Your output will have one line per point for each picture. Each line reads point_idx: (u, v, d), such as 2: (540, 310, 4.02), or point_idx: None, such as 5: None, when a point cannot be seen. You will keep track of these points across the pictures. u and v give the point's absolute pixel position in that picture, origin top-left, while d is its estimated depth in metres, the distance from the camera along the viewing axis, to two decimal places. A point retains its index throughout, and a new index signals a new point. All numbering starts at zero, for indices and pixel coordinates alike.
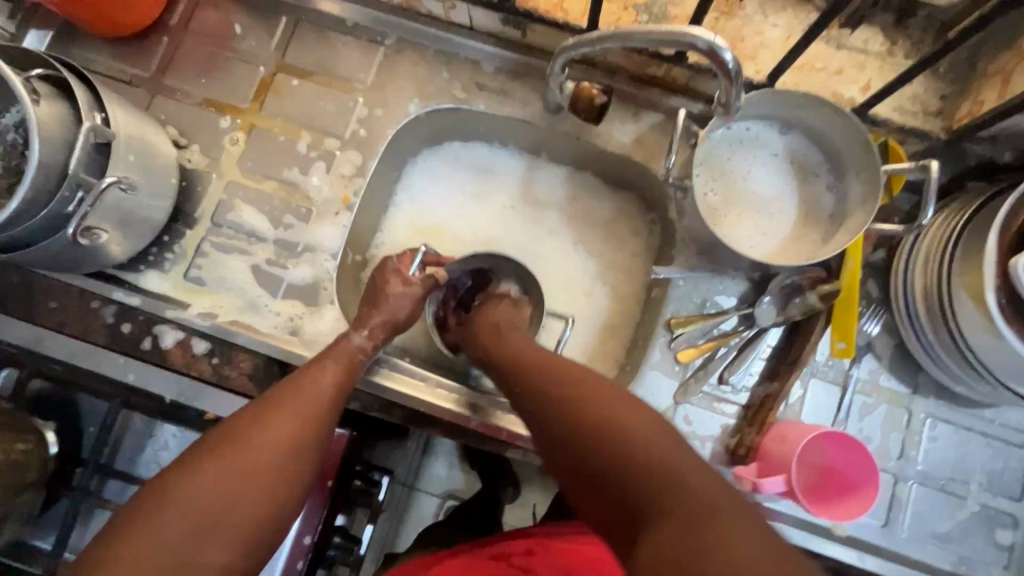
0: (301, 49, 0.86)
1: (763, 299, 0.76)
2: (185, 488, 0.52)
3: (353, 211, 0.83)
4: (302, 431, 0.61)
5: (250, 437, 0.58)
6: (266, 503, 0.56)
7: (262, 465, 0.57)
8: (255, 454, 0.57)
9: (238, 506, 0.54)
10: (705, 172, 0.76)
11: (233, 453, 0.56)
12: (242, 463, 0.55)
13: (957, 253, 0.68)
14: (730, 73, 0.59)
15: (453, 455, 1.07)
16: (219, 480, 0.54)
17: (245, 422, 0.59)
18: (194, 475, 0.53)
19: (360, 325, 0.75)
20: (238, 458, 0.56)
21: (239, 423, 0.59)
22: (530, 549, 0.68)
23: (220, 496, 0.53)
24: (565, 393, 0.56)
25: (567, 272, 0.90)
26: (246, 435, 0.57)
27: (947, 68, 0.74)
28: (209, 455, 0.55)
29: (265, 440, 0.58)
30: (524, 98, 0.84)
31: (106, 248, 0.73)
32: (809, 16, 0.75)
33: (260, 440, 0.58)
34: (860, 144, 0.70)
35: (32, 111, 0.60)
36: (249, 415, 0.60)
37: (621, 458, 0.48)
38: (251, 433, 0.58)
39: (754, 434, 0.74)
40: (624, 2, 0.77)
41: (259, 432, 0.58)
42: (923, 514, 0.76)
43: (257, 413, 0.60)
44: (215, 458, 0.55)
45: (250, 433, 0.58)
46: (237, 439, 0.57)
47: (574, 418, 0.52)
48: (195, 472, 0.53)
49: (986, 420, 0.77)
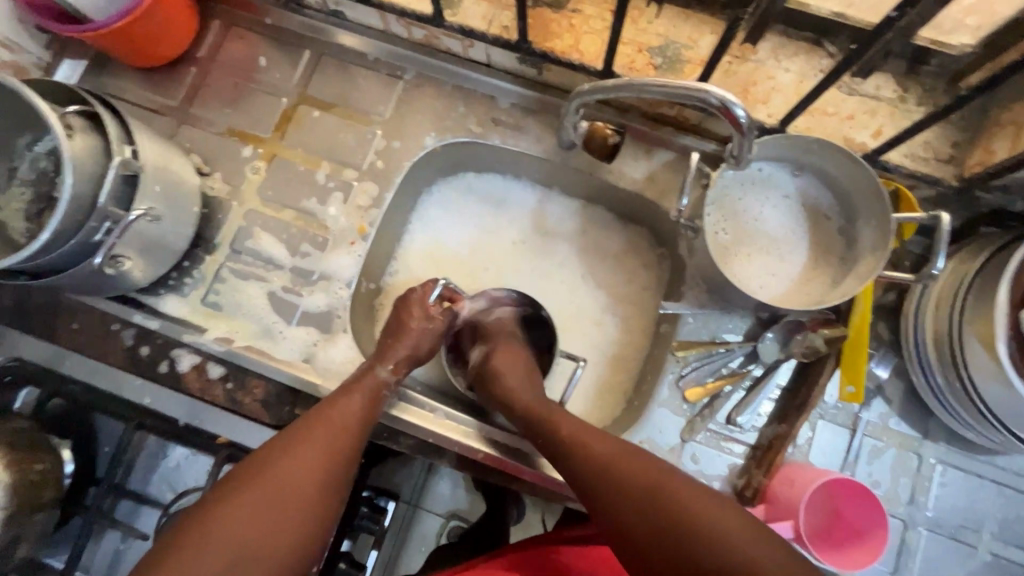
0: (323, 82, 0.89)
1: (765, 335, 0.77)
2: (220, 523, 0.54)
3: (368, 241, 0.85)
4: (330, 460, 0.62)
5: (281, 468, 0.59)
6: (296, 537, 0.57)
7: (292, 496, 0.58)
8: (283, 485, 0.58)
9: (270, 540, 0.55)
10: (716, 212, 0.77)
11: (262, 481, 0.58)
12: (272, 495, 0.57)
13: (968, 302, 0.68)
14: (742, 128, 0.61)
15: (458, 476, 1.07)
16: (253, 513, 0.56)
17: (275, 453, 0.60)
18: (228, 510, 0.55)
19: (383, 359, 0.75)
20: (269, 487, 0.57)
21: (269, 454, 0.60)
22: (548, 556, 0.69)
23: (253, 528, 0.55)
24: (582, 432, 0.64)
25: (577, 304, 0.90)
26: (277, 467, 0.59)
27: (958, 116, 0.74)
28: (240, 488, 0.57)
29: (293, 469, 0.59)
30: (538, 134, 0.86)
31: (129, 275, 0.75)
32: (820, 62, 0.76)
33: (288, 470, 0.59)
34: (873, 191, 0.71)
35: (66, 145, 0.62)
36: (277, 444, 0.61)
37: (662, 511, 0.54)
38: (280, 463, 0.59)
39: (762, 476, 0.74)
40: (638, 44, 0.79)
41: (287, 462, 0.60)
42: (933, 562, 0.75)
43: (286, 442, 0.61)
44: (246, 490, 0.57)
45: (279, 463, 0.59)
46: (266, 468, 0.59)
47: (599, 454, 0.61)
48: (229, 503, 0.55)
49: (997, 468, 0.77)
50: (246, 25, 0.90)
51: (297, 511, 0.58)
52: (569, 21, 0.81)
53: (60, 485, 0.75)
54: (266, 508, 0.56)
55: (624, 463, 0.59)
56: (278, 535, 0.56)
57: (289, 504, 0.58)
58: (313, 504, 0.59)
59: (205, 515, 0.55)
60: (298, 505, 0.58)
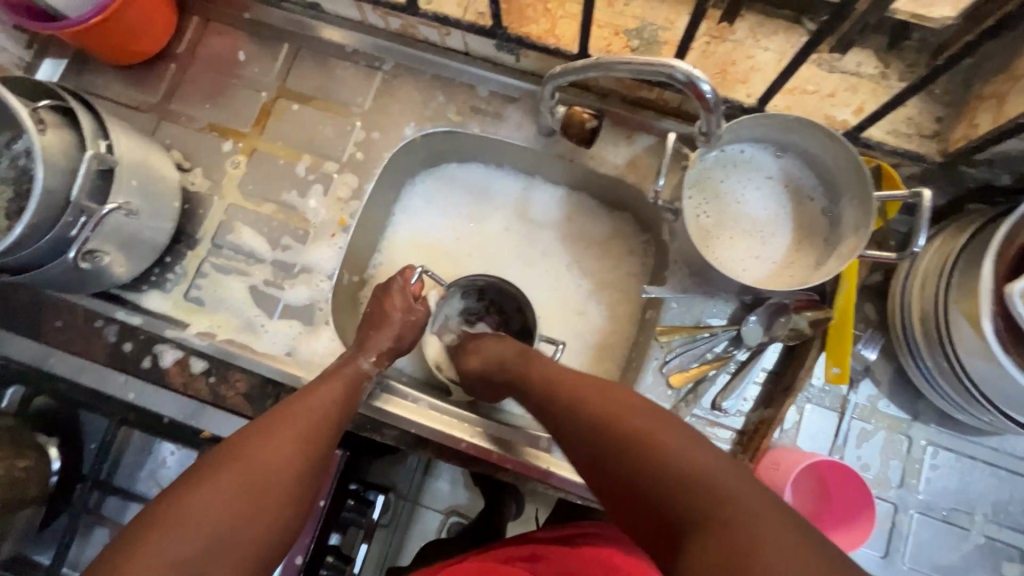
0: (302, 75, 0.89)
1: (748, 318, 0.76)
2: (189, 508, 0.53)
3: (348, 233, 0.84)
4: (308, 450, 0.63)
5: (257, 454, 0.59)
6: (268, 523, 0.57)
7: (268, 483, 0.58)
8: (260, 472, 0.58)
9: (243, 527, 0.55)
10: (698, 194, 0.76)
11: (242, 467, 0.57)
12: (253, 480, 0.57)
13: (954, 279, 0.67)
14: (710, 103, 0.60)
15: (456, 473, 1.08)
16: (225, 499, 0.55)
17: (250, 439, 0.60)
18: (199, 493, 0.54)
19: (363, 349, 0.76)
20: (248, 475, 0.57)
21: (244, 439, 0.60)
22: (537, 555, 0.67)
23: (229, 521, 0.54)
24: (582, 389, 0.59)
25: (562, 293, 0.90)
26: (253, 452, 0.59)
27: (941, 90, 0.73)
28: (218, 472, 0.56)
29: (273, 455, 0.60)
30: (518, 121, 0.85)
31: (109, 270, 0.75)
32: (800, 40, 0.75)
33: (265, 460, 0.59)
34: (855, 170, 0.69)
35: (37, 140, 0.62)
36: (255, 430, 0.61)
37: (649, 470, 0.48)
38: (262, 448, 0.59)
39: (748, 461, 0.73)
40: (615, 27, 0.78)
41: (269, 450, 0.60)
42: (926, 546, 0.74)
43: (263, 430, 0.61)
44: (221, 474, 0.56)
45: (260, 449, 0.59)
46: (244, 455, 0.58)
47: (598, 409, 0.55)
48: (208, 486, 0.55)
49: (990, 449, 0.75)
50: (225, 21, 0.90)
51: (272, 498, 0.58)
52: (544, 7, 0.81)
53: (46, 482, 0.76)
54: (248, 496, 0.56)
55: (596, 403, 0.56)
56: (260, 521, 0.56)
57: (268, 492, 0.58)
58: (286, 491, 0.59)
59: (182, 497, 0.54)
60: (276, 493, 0.58)
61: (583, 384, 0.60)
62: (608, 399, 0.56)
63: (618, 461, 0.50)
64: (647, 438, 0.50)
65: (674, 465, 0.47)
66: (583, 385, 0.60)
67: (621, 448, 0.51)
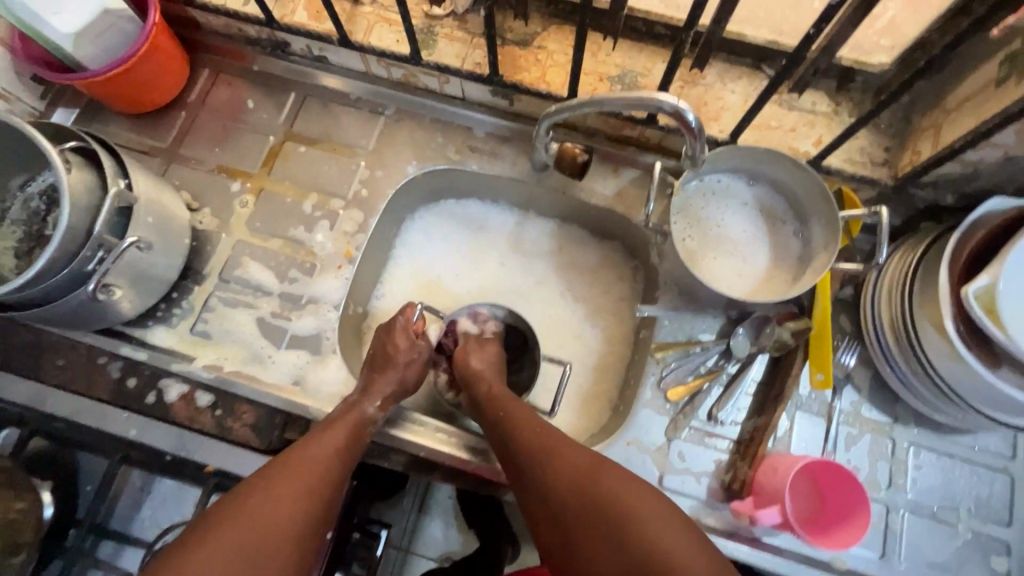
0: (308, 121, 0.95)
1: (736, 331, 0.81)
2: (195, 564, 0.57)
3: (355, 265, 0.88)
4: (312, 501, 0.65)
5: (261, 508, 0.62)
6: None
7: (269, 537, 0.61)
8: (264, 527, 0.61)
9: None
10: (683, 221, 0.82)
11: (243, 522, 0.61)
12: (251, 533, 0.61)
13: (916, 287, 0.74)
14: (693, 129, 0.67)
15: (449, 515, 1.06)
16: (230, 555, 0.59)
17: (255, 491, 0.63)
18: (203, 550, 0.58)
19: (372, 392, 0.77)
20: (252, 531, 0.61)
21: (250, 491, 0.63)
22: None
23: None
24: (562, 445, 0.67)
25: (559, 318, 0.94)
26: (257, 506, 0.62)
27: (887, 124, 0.83)
28: (223, 524, 0.60)
29: (272, 508, 0.63)
30: (512, 158, 0.92)
31: (120, 304, 0.77)
32: (761, 84, 0.85)
33: (269, 515, 0.62)
34: (821, 194, 0.78)
35: (65, 179, 0.65)
36: (257, 484, 0.64)
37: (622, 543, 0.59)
38: (262, 501, 0.63)
39: (747, 468, 0.77)
40: (599, 74, 0.87)
41: (272, 504, 0.63)
42: (920, 544, 0.77)
43: (268, 482, 0.64)
44: (226, 529, 0.60)
45: (260, 505, 0.62)
46: (247, 510, 0.62)
47: (581, 472, 0.64)
48: (208, 543, 0.59)
49: (967, 447, 0.80)
50: (234, 72, 0.97)
51: (275, 553, 0.61)
52: (535, 57, 0.89)
53: (41, 527, 0.73)
54: (249, 551, 0.60)
55: (579, 465, 0.65)
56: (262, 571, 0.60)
57: (268, 546, 0.61)
58: (288, 544, 0.63)
59: (188, 551, 0.58)
60: (279, 548, 0.62)
61: (568, 444, 0.67)
62: (582, 459, 0.65)
63: (586, 519, 0.62)
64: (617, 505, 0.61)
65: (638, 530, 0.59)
66: (559, 441, 0.68)
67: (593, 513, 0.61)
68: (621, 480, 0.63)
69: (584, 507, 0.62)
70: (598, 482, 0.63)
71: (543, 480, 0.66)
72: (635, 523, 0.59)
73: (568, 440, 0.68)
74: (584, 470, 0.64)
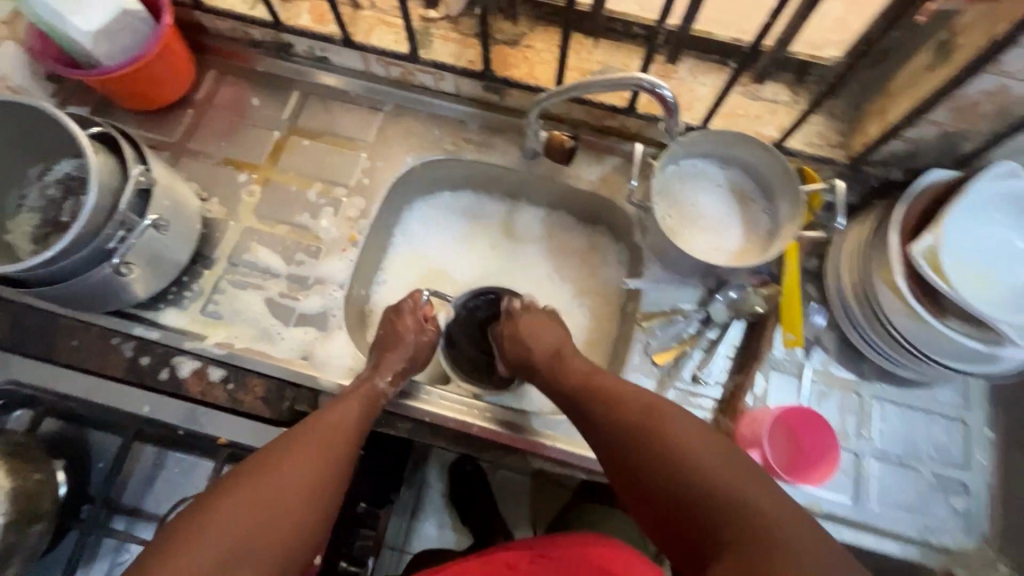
0: (311, 117, 1.01)
1: (715, 299, 0.89)
2: (215, 520, 0.58)
3: (358, 247, 0.93)
4: (326, 467, 0.67)
5: (278, 470, 0.64)
6: (288, 536, 0.62)
7: (285, 498, 0.63)
8: (281, 488, 0.63)
9: (266, 535, 0.60)
10: (663, 201, 0.90)
11: (260, 482, 0.62)
12: (268, 496, 0.62)
13: (870, 251, 0.83)
14: (669, 105, 0.76)
15: (442, 516, 1.15)
16: (249, 511, 0.60)
17: (272, 456, 0.65)
18: (222, 506, 0.59)
19: (382, 369, 0.81)
20: (268, 491, 0.62)
21: (267, 456, 0.65)
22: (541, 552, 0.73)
23: (251, 531, 0.59)
24: (618, 395, 0.70)
25: (550, 297, 1.01)
26: (274, 469, 0.64)
27: (840, 111, 0.92)
28: (240, 484, 0.62)
29: (289, 475, 0.64)
30: (503, 148, 0.99)
31: (137, 283, 0.81)
32: (728, 77, 0.94)
33: (286, 476, 0.64)
34: (784, 172, 0.86)
35: (92, 161, 0.70)
36: (274, 450, 0.66)
37: (685, 481, 0.58)
38: (280, 472, 0.64)
39: (729, 421, 0.84)
40: (582, 70, 0.95)
41: (289, 468, 0.65)
42: (887, 487, 0.84)
43: (284, 449, 0.66)
44: (245, 488, 0.61)
45: (276, 467, 0.64)
46: (264, 472, 0.63)
47: (641, 416, 0.66)
48: (229, 500, 0.60)
49: (926, 398, 0.88)
50: (240, 73, 1.03)
51: (291, 513, 0.63)
52: (523, 55, 0.97)
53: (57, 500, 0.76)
54: (266, 509, 0.61)
55: (634, 413, 0.66)
56: (277, 530, 0.61)
57: (285, 505, 0.62)
58: (303, 507, 0.64)
59: (207, 508, 0.59)
60: (295, 509, 0.63)
61: (624, 394, 0.70)
62: (637, 408, 0.67)
63: (644, 463, 0.62)
64: (672, 443, 0.61)
65: (698, 464, 0.58)
66: (617, 392, 0.70)
67: (651, 452, 0.62)
68: (677, 421, 0.64)
69: (638, 449, 0.63)
70: (653, 425, 0.64)
71: (608, 432, 0.68)
72: (690, 458, 0.59)
73: (628, 389, 0.70)
74: (638, 415, 0.66)
